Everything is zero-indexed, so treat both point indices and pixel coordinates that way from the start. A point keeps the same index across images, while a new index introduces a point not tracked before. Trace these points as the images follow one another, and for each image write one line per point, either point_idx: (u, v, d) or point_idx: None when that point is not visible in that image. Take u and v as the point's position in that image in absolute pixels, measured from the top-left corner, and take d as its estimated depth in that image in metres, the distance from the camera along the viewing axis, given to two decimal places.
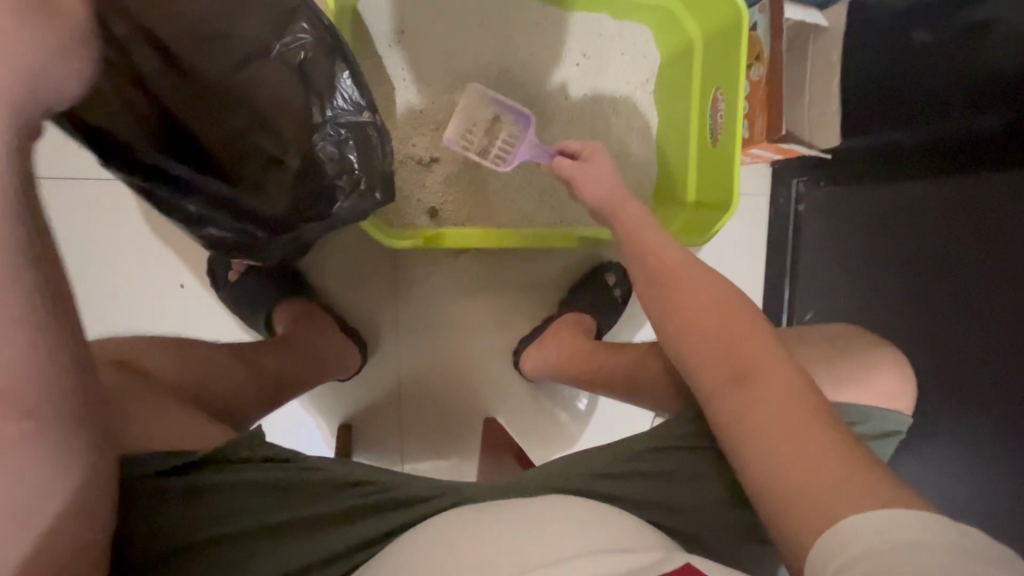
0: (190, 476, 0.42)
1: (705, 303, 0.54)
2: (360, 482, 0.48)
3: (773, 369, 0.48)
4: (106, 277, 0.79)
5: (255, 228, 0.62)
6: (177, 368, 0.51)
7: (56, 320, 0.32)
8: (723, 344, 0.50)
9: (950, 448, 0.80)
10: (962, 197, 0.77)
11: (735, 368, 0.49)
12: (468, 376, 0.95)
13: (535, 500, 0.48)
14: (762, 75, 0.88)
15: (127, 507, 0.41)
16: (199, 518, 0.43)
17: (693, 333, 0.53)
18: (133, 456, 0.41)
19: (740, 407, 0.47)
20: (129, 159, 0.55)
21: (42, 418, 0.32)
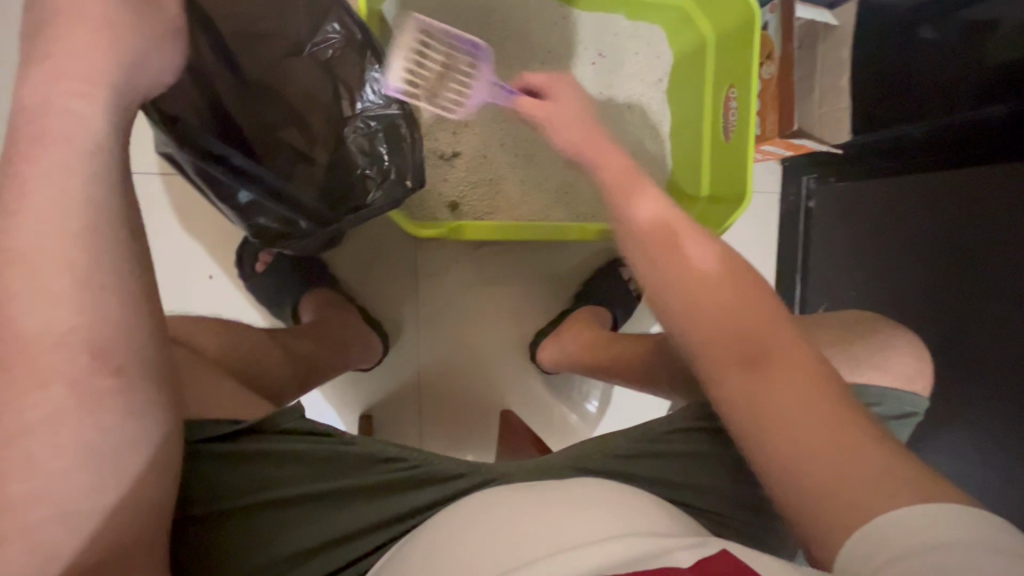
0: (239, 444, 0.44)
1: (710, 275, 0.49)
2: (394, 458, 0.50)
3: (787, 350, 0.45)
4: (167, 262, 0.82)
5: (299, 215, 0.67)
6: (222, 343, 0.53)
7: (139, 282, 0.35)
8: (730, 322, 0.46)
9: (963, 437, 0.81)
10: (967, 187, 0.79)
11: (751, 349, 0.45)
12: (485, 369, 0.97)
13: (566, 483, 0.49)
14: (773, 73, 0.91)
15: (185, 472, 0.43)
16: (247, 485, 0.44)
17: (693, 303, 0.48)
18: (195, 423, 0.43)
19: (756, 389, 0.44)
20: (201, 148, 0.58)
21: (131, 374, 0.34)
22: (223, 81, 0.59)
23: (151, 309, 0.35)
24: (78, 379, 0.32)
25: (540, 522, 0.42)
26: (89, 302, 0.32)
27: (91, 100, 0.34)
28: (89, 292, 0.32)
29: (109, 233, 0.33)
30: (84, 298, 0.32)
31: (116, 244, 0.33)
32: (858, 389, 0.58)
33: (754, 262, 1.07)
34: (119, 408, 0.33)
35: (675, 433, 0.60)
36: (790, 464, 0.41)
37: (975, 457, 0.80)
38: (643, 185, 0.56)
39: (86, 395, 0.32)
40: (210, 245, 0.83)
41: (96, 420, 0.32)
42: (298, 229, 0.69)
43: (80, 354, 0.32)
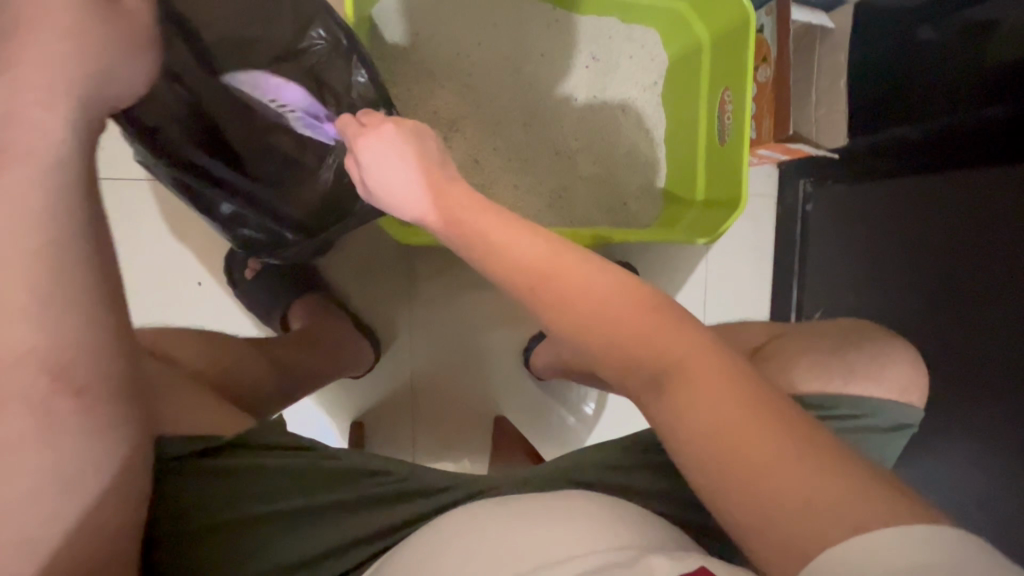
0: (216, 461, 0.43)
1: (605, 299, 0.41)
2: (380, 471, 0.49)
3: (704, 364, 0.38)
4: (142, 270, 0.81)
5: (283, 226, 0.67)
6: (202, 356, 0.52)
7: (103, 300, 0.34)
8: (650, 349, 0.39)
9: (960, 444, 0.80)
10: (964, 190, 0.78)
11: (661, 366, 0.39)
12: (478, 375, 0.96)
13: (553, 497, 0.49)
14: (769, 77, 0.90)
15: (160, 491, 0.42)
16: (224, 504, 0.43)
17: (591, 323, 0.41)
18: (164, 440, 0.42)
19: (676, 416, 0.38)
20: (178, 157, 0.59)
21: (93, 396, 0.33)
22: (211, 89, 0.59)
23: (117, 328, 0.35)
24: (37, 402, 0.31)
25: (524, 538, 0.41)
26: (49, 323, 0.31)
27: (54, 114, 0.33)
28: (50, 313, 0.31)
29: (72, 251, 0.33)
30: (45, 318, 0.31)
31: (79, 260, 0.33)
32: (853, 400, 0.57)
33: (750, 267, 1.06)
34: (82, 431, 0.33)
35: (666, 445, 0.60)
36: (722, 495, 0.36)
37: (970, 467, 0.79)
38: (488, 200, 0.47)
39: (47, 418, 0.32)
40: (197, 253, 0.82)
41: (56, 443, 0.32)
42: (284, 241, 0.68)
43: (38, 375, 0.31)
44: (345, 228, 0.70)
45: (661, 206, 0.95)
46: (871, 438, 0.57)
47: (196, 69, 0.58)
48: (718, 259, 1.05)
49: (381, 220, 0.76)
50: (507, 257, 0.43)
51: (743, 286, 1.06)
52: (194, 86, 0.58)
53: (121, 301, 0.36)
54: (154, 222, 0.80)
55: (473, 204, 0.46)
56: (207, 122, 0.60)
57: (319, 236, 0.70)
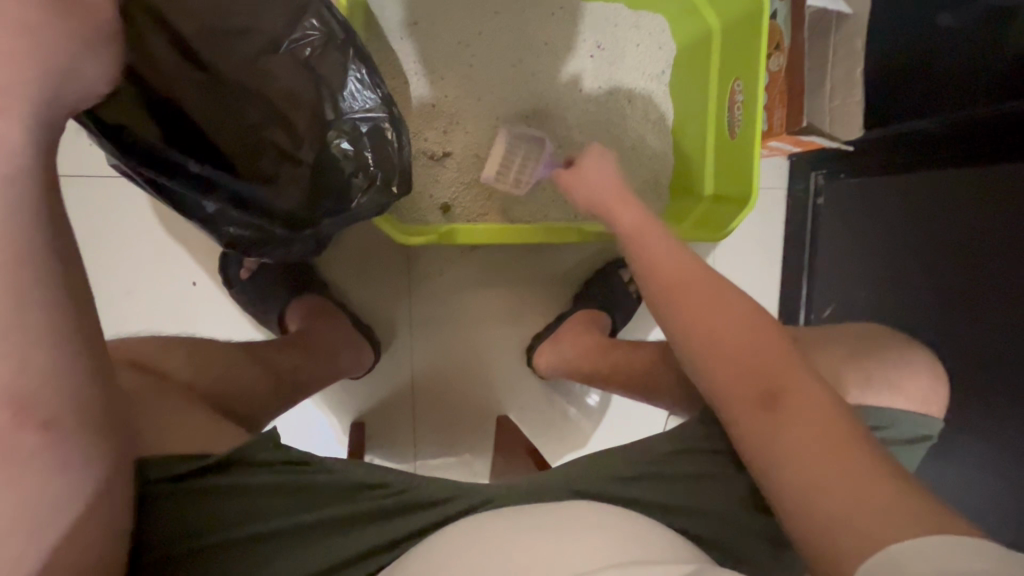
0: (204, 479, 0.42)
1: (727, 319, 0.49)
2: (381, 483, 0.48)
3: (806, 391, 0.44)
4: (121, 274, 0.78)
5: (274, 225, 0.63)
6: (193, 365, 0.50)
7: (75, 323, 0.32)
8: (755, 365, 0.46)
9: (974, 447, 0.78)
10: (984, 185, 0.75)
11: (767, 385, 0.45)
12: (482, 374, 0.94)
13: (558, 507, 0.47)
14: (782, 65, 0.86)
15: (142, 515, 0.40)
16: (216, 524, 0.42)
17: (706, 336, 0.48)
18: (150, 458, 0.40)
19: (772, 429, 0.43)
20: (149, 156, 0.56)
21: (61, 427, 0.31)
22: (188, 83, 0.56)
23: (92, 352, 0.33)
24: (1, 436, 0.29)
25: (524, 546, 0.40)
26: (11, 351, 0.29)
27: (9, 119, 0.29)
28: (13, 341, 0.29)
29: (38, 273, 0.30)
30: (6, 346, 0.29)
31: (43, 282, 0.30)
32: (870, 411, 0.55)
33: (758, 262, 1.03)
34: (48, 465, 0.31)
35: (679, 454, 0.58)
36: (795, 499, 0.41)
37: (985, 470, 0.77)
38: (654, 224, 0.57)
39: (10, 452, 0.30)
40: (169, 256, 0.79)
41: (20, 478, 0.30)
42: (276, 239, 0.64)
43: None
44: (343, 222, 0.65)
45: (667, 199, 0.93)
46: (887, 449, 0.56)
47: (171, 62, 0.55)
48: (726, 255, 1.02)
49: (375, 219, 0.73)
50: (655, 271, 0.53)
51: (751, 282, 1.04)
52: (163, 82, 0.55)
53: (96, 322, 0.34)
54: (126, 222, 0.78)
55: (654, 236, 0.56)
56: (177, 116, 0.57)
57: (313, 233, 0.65)
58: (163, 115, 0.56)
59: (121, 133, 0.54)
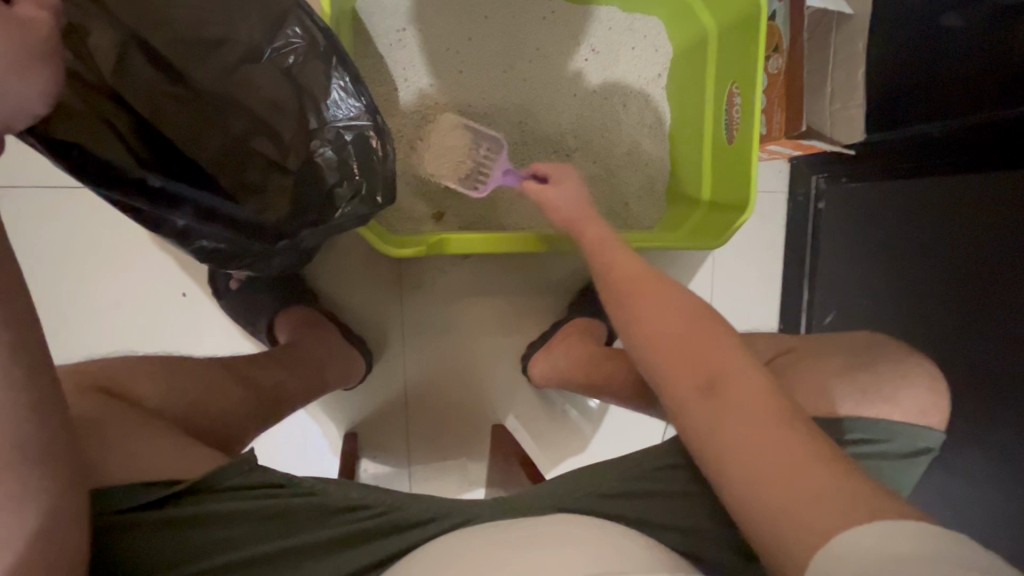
0: (167, 509, 0.40)
1: (677, 314, 0.49)
2: (358, 505, 0.47)
3: (747, 380, 0.43)
4: (95, 290, 0.78)
5: (255, 240, 0.57)
6: (166, 387, 0.49)
7: (28, 352, 0.31)
8: (696, 355, 0.45)
9: (977, 459, 0.76)
10: (986, 193, 0.73)
11: (708, 374, 0.44)
12: (476, 383, 0.93)
13: (542, 527, 0.46)
14: (781, 67, 0.84)
15: (104, 550, 0.39)
16: (180, 554, 0.41)
17: (648, 332, 0.48)
18: (104, 490, 0.39)
19: (716, 422, 0.42)
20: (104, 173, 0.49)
21: (11, 461, 0.30)
22: (162, 96, 0.57)
23: (47, 380, 0.32)
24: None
25: (504, 568, 0.40)
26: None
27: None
28: None
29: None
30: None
31: None
32: (868, 426, 0.54)
33: (757, 268, 1.02)
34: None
35: (671, 471, 0.56)
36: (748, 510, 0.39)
37: (985, 481, 0.75)
38: (614, 239, 0.60)
39: None
40: (120, 272, 0.78)
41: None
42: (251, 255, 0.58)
43: None
44: (324, 236, 0.61)
45: (664, 207, 0.91)
46: (883, 465, 0.54)
47: (148, 79, 0.56)
48: (724, 261, 1.00)
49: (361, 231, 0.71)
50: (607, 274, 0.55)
51: (749, 287, 1.02)
52: (129, 94, 0.55)
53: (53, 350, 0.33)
54: (91, 236, 0.77)
55: (613, 247, 0.58)
56: (147, 127, 0.56)
57: (293, 246, 0.61)
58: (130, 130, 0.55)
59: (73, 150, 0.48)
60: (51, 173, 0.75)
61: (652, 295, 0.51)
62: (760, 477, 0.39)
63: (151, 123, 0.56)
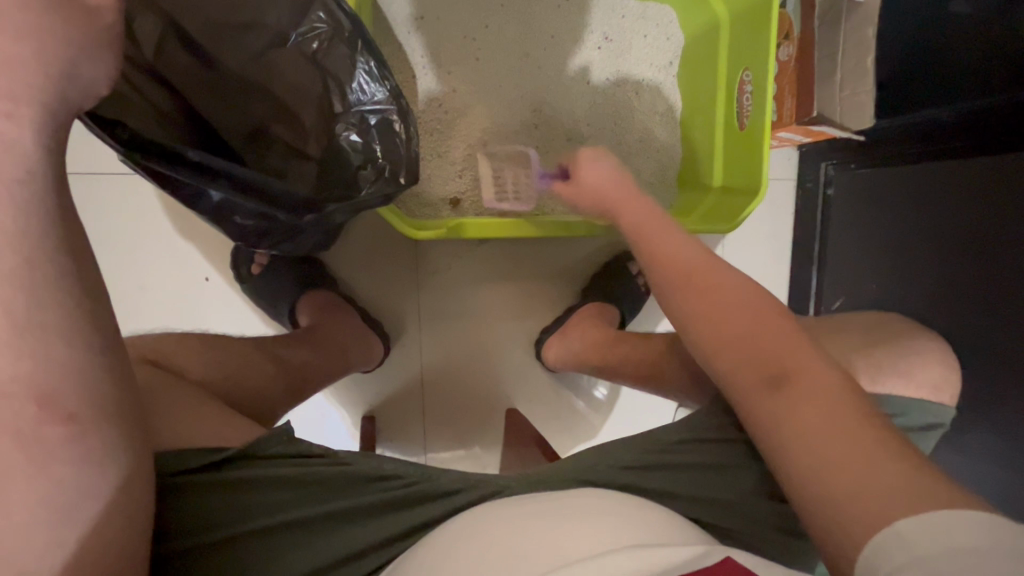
0: (214, 473, 0.42)
1: (739, 300, 0.49)
2: (390, 475, 0.48)
3: (812, 371, 0.44)
4: (119, 274, 0.79)
5: (281, 212, 0.57)
6: (204, 361, 0.51)
7: (89, 320, 0.32)
8: (751, 337, 0.47)
9: (986, 437, 0.77)
10: (989, 177, 0.75)
11: (775, 368, 0.45)
12: (491, 366, 0.95)
13: (568, 495, 0.48)
14: (791, 54, 0.88)
15: (160, 511, 0.41)
16: (221, 517, 0.42)
17: (716, 325, 0.48)
18: (164, 454, 0.41)
19: (780, 407, 0.43)
20: (146, 149, 0.50)
21: (83, 421, 0.32)
22: (196, 82, 0.59)
23: (110, 347, 0.34)
24: (25, 430, 0.30)
25: (532, 531, 0.42)
26: (29, 346, 0.30)
27: (16, 122, 0.30)
28: (32, 339, 0.30)
29: (51, 271, 0.31)
30: (24, 342, 0.30)
31: (57, 281, 0.31)
32: (883, 399, 0.55)
33: (766, 255, 1.03)
34: (73, 456, 0.32)
35: (686, 445, 0.58)
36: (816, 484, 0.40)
37: (996, 456, 0.77)
38: (665, 222, 0.57)
39: (34, 446, 0.31)
40: (156, 252, 0.80)
41: (42, 470, 0.31)
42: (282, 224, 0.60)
43: (25, 403, 0.30)
44: (352, 212, 0.61)
45: (675, 193, 0.93)
46: None
47: (184, 67, 0.58)
48: (733, 248, 1.02)
49: (384, 215, 0.72)
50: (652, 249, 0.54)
51: (759, 273, 1.03)
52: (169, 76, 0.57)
53: (111, 319, 0.34)
54: (116, 221, 0.78)
55: (671, 232, 0.55)
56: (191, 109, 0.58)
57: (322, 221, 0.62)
58: (173, 112, 0.57)
59: (117, 126, 0.50)
60: (89, 156, 0.76)
61: (717, 283, 0.50)
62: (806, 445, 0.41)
63: (191, 106, 0.58)
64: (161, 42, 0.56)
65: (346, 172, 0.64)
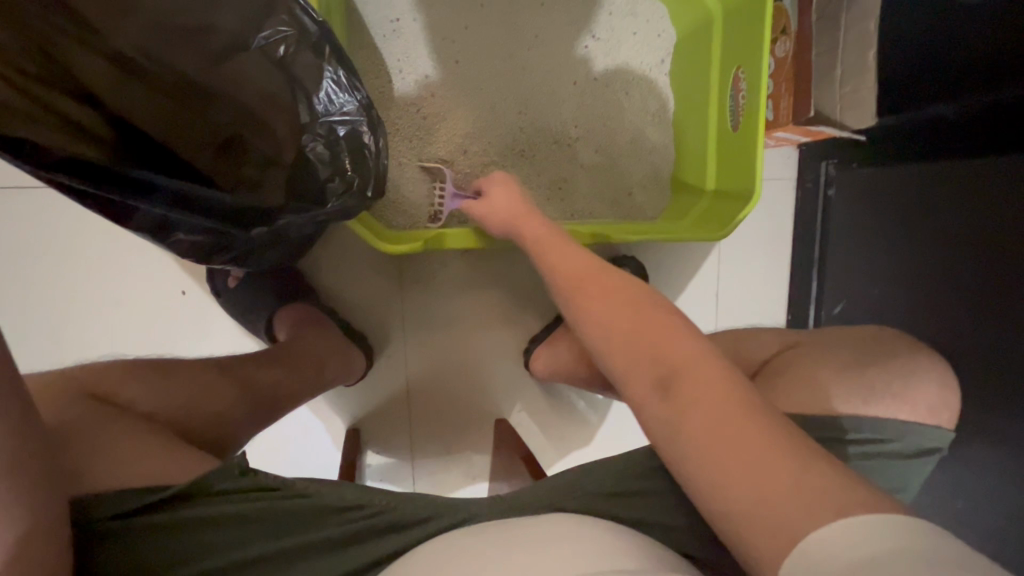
0: (156, 513, 0.40)
1: (621, 303, 0.49)
2: (353, 505, 0.46)
3: (707, 370, 0.41)
4: (94, 289, 0.78)
5: (234, 228, 0.54)
6: (157, 392, 0.48)
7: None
8: (635, 340, 0.45)
9: (990, 453, 0.74)
10: (991, 180, 0.71)
11: (660, 371, 0.43)
12: (478, 377, 0.92)
13: (536, 520, 0.46)
14: (789, 50, 0.83)
15: (88, 557, 0.39)
16: (165, 561, 0.40)
17: (601, 328, 0.48)
18: (85, 499, 0.38)
19: (675, 417, 0.40)
20: (64, 164, 0.45)
21: None
22: (129, 88, 0.55)
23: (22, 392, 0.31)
24: None
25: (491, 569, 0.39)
26: None
27: None
28: None
29: None
30: None
31: None
32: (876, 424, 0.52)
33: (764, 260, 0.99)
34: None
35: (670, 470, 0.55)
36: (736, 524, 0.37)
37: (998, 471, 0.73)
38: (564, 237, 0.61)
39: None
40: (115, 272, 0.78)
41: None
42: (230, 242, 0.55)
43: None
44: (310, 223, 0.58)
45: (669, 196, 0.89)
46: (890, 464, 0.53)
47: (103, 74, 0.53)
48: (729, 255, 0.98)
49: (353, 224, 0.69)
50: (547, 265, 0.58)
51: (755, 277, 1.00)
52: (89, 84, 0.52)
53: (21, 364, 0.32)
54: (91, 235, 0.77)
55: (558, 244, 0.59)
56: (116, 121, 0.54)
57: (275, 236, 0.57)
58: (100, 129, 0.52)
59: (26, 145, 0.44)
60: None
61: (597, 290, 0.51)
62: (724, 473, 0.37)
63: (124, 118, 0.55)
64: (69, 53, 0.51)
65: (314, 184, 0.62)
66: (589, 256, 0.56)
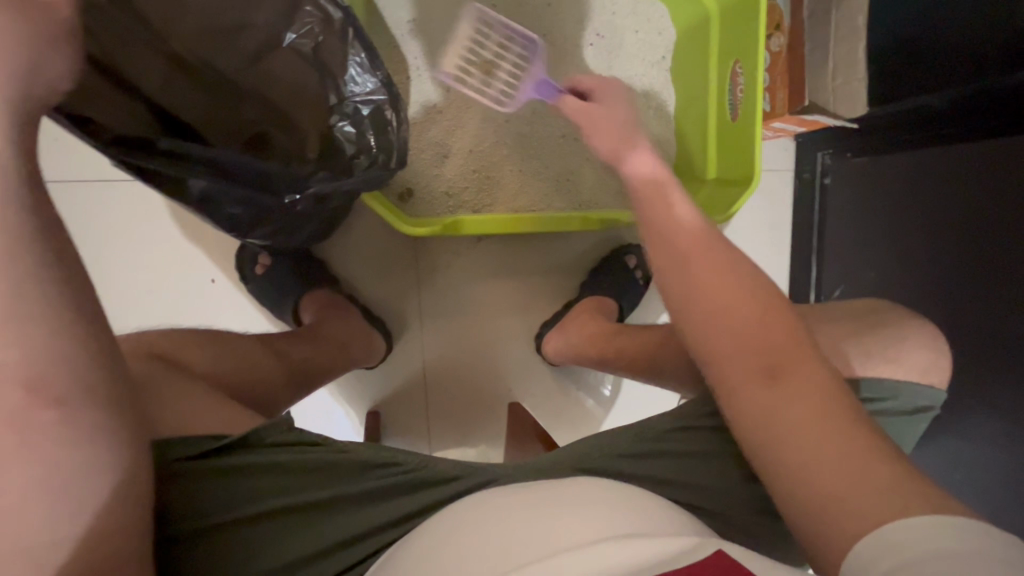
0: (217, 457, 0.44)
1: (735, 284, 0.50)
2: (392, 461, 0.50)
3: (795, 356, 0.47)
4: (128, 276, 0.82)
5: (266, 197, 0.59)
6: (209, 357, 0.53)
7: (78, 313, 0.34)
8: (749, 327, 0.48)
9: (987, 424, 0.77)
10: (985, 162, 0.74)
11: (770, 362, 0.46)
12: (492, 361, 0.96)
13: (559, 484, 0.48)
14: (784, 45, 0.91)
15: (159, 494, 0.43)
16: (224, 502, 0.45)
17: (712, 303, 0.50)
18: (166, 440, 0.43)
19: (777, 403, 0.45)
20: (130, 143, 0.54)
21: (69, 407, 0.33)
22: (179, 85, 0.59)
23: (99, 337, 0.35)
24: (15, 414, 0.32)
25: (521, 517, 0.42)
26: (13, 336, 0.31)
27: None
28: (15, 330, 0.31)
29: (38, 268, 0.32)
30: (8, 333, 0.31)
31: (49, 277, 0.33)
32: (871, 382, 0.56)
33: (764, 247, 1.03)
34: (63, 439, 0.33)
35: (681, 432, 0.59)
36: (796, 481, 0.43)
37: (996, 441, 0.76)
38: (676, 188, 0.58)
39: (25, 430, 0.32)
40: (156, 253, 0.82)
41: (36, 453, 0.32)
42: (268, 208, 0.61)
43: (14, 391, 0.32)
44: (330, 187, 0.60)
45: None
46: (885, 421, 0.57)
47: (153, 70, 0.57)
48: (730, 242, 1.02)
49: (364, 197, 0.75)
50: (662, 227, 0.55)
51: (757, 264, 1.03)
52: (130, 78, 0.55)
53: (98, 315, 0.36)
54: (123, 226, 0.81)
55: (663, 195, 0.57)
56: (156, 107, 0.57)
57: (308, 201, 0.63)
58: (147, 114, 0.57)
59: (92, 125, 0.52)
60: (91, 166, 0.79)
61: (703, 262, 0.52)
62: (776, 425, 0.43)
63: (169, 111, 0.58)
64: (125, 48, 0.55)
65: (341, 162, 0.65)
66: (699, 228, 0.54)
